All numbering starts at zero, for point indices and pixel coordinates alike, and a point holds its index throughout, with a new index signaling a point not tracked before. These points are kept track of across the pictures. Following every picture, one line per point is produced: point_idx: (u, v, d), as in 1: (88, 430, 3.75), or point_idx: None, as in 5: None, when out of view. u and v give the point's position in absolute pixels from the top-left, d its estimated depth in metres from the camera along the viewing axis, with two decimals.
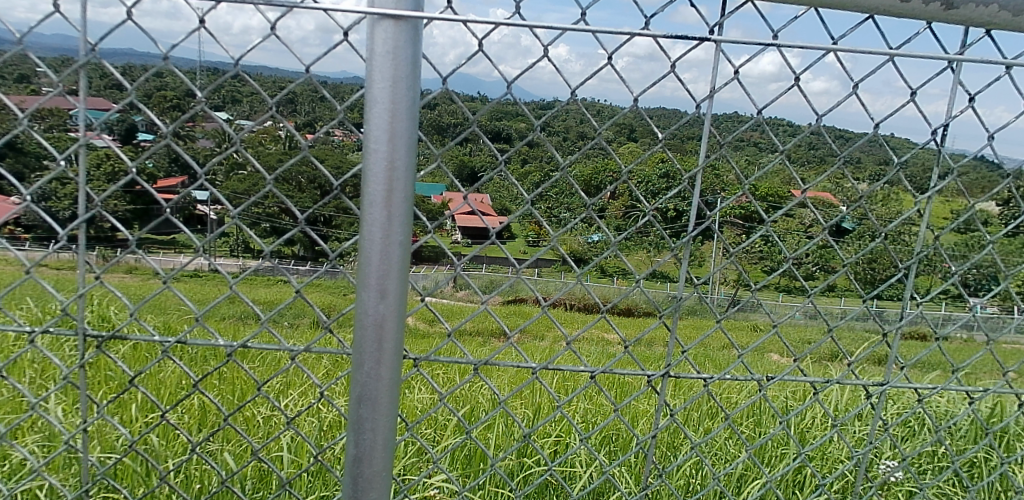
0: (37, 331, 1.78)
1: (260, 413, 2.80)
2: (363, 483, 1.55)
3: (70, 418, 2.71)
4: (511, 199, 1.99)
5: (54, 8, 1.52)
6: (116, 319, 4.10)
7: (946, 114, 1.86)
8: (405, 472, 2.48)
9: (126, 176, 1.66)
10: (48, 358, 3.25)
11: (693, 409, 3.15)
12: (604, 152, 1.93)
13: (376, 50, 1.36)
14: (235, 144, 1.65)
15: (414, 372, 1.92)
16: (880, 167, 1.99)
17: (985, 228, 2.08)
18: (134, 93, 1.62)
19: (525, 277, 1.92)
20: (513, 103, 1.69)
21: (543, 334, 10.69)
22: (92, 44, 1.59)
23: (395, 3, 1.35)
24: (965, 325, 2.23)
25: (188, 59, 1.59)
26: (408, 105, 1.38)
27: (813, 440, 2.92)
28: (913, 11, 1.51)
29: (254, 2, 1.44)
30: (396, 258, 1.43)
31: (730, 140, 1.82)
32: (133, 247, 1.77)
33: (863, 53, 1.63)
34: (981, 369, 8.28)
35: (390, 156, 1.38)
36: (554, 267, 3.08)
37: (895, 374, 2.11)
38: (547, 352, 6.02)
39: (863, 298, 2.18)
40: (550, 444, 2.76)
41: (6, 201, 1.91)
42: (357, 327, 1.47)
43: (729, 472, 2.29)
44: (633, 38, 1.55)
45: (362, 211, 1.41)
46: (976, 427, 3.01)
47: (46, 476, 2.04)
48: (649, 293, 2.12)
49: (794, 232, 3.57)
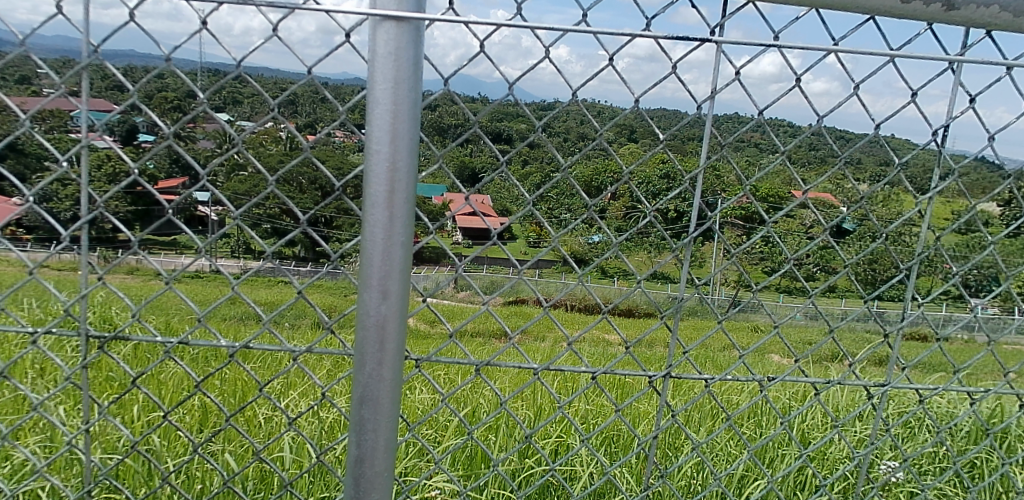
0: (39, 332, 1.77)
1: (261, 414, 2.80)
2: (365, 483, 1.55)
3: (71, 419, 2.71)
4: (512, 200, 1.99)
5: (57, 10, 1.52)
6: (117, 321, 4.10)
7: (947, 114, 1.86)
8: (407, 473, 2.48)
9: (128, 178, 1.67)
10: (50, 359, 3.26)
11: (694, 410, 3.15)
12: (606, 153, 1.94)
13: (378, 52, 1.36)
14: (236, 145, 1.65)
15: (416, 373, 1.92)
16: (881, 168, 2.00)
17: (985, 229, 2.09)
18: (136, 95, 1.62)
19: (527, 278, 1.92)
20: (514, 104, 1.69)
21: (543, 335, 10.69)
22: (94, 45, 1.60)
23: (397, 5, 1.35)
24: (966, 326, 2.23)
25: (190, 60, 1.59)
26: (410, 106, 1.38)
27: (814, 441, 2.92)
28: (914, 12, 1.52)
29: (256, 3, 1.44)
30: (398, 259, 1.43)
31: (731, 141, 1.82)
32: (134, 248, 1.78)
33: (864, 54, 1.64)
34: (982, 370, 8.28)
35: (392, 157, 1.39)
36: (555, 268, 3.08)
37: (897, 375, 2.11)
38: (547, 353, 6.02)
39: (864, 298, 2.18)
40: (551, 445, 2.77)
41: (8, 202, 1.92)
42: (359, 328, 1.48)
43: (731, 472, 2.29)
44: (634, 39, 1.55)
45: (365, 212, 1.42)
46: (977, 428, 3.01)
47: (48, 476, 2.04)
48: (650, 294, 2.12)
49: (794, 233, 3.58)
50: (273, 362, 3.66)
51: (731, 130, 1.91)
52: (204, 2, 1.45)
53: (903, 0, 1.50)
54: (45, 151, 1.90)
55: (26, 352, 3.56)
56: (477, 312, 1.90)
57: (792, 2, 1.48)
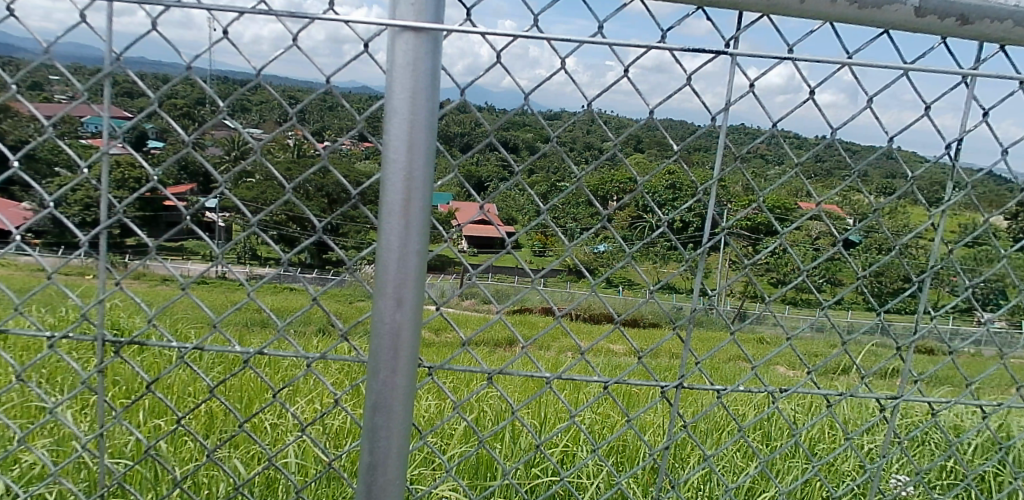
0: (57, 336, 1.75)
1: (268, 420, 2.81)
2: (377, 491, 1.56)
3: (82, 423, 2.72)
4: (521, 210, 2.01)
5: (81, 19, 1.54)
6: (129, 325, 4.13)
7: (960, 128, 1.86)
8: (414, 481, 2.50)
9: (149, 183, 1.70)
10: (61, 364, 3.28)
11: (703, 422, 3.15)
12: (614, 163, 1.94)
13: (396, 63, 1.38)
14: (253, 153, 1.67)
15: (428, 381, 1.91)
16: (888, 181, 2.00)
17: (998, 243, 2.09)
18: (156, 102, 1.65)
19: (539, 286, 1.91)
20: (528, 114, 1.71)
21: (548, 345, 10.66)
22: (117, 54, 1.62)
23: (415, 16, 1.37)
24: (976, 340, 2.24)
25: (208, 69, 1.62)
26: (428, 116, 1.40)
27: (823, 453, 2.92)
28: (928, 26, 1.53)
29: (277, 14, 1.46)
30: (412, 268, 1.45)
31: (744, 153, 1.84)
32: (152, 254, 1.79)
33: (879, 68, 1.65)
34: (993, 384, 8.24)
35: (408, 167, 1.40)
36: (563, 278, 3.10)
37: (910, 388, 2.09)
38: (556, 362, 6.04)
39: (875, 311, 2.17)
40: (560, 454, 2.78)
41: (16, 207, 1.95)
42: (373, 336, 1.49)
43: (740, 484, 2.27)
44: (649, 50, 1.57)
45: (381, 221, 1.43)
46: (987, 442, 2.99)
47: (60, 480, 2.04)
48: (661, 304, 2.12)
49: (801, 246, 3.57)
50: (281, 368, 3.68)
51: (741, 142, 1.91)
52: (225, 11, 1.47)
53: (919, 14, 1.51)
54: (56, 157, 1.91)
55: (38, 356, 3.58)
56: (490, 320, 1.91)
57: (806, 14, 1.50)
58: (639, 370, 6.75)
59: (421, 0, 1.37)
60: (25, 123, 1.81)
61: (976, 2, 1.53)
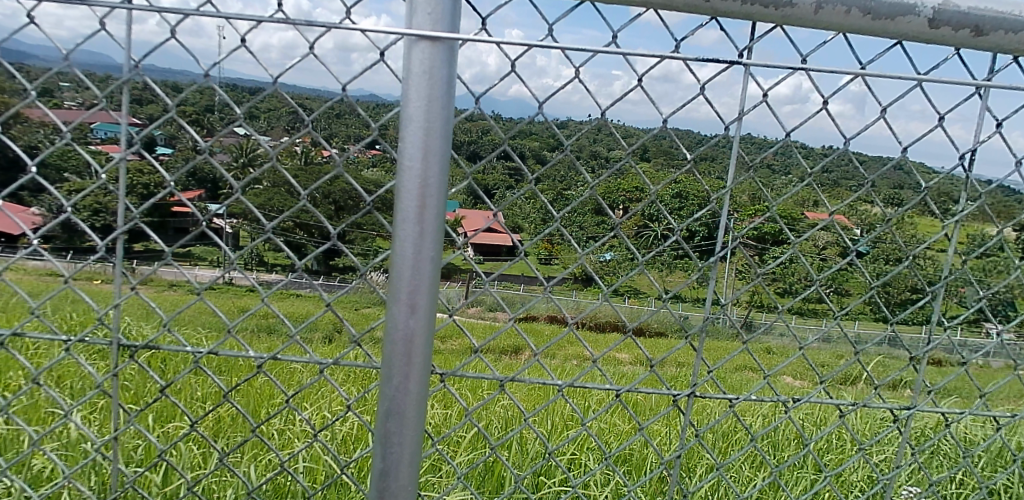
0: (73, 340, 1.75)
1: (276, 426, 2.82)
2: (389, 496, 1.56)
3: (92, 426, 2.73)
4: (530, 217, 2.02)
5: (100, 27, 1.55)
6: (140, 330, 4.15)
7: (973, 139, 1.87)
8: (423, 488, 2.50)
9: (165, 189, 1.72)
10: (74, 367, 3.30)
11: (712, 431, 3.15)
12: (624, 171, 1.94)
13: (413, 70, 1.40)
14: (268, 160, 1.68)
15: (440, 387, 1.91)
16: (897, 191, 2.01)
17: (1010, 254, 2.09)
18: (174, 110, 1.66)
19: (552, 294, 1.92)
20: (542, 122, 1.71)
21: (555, 353, 10.62)
22: (135, 61, 1.64)
23: (431, 25, 1.38)
24: (987, 352, 2.23)
25: (226, 77, 1.63)
26: (443, 123, 1.41)
27: (832, 464, 2.91)
28: (943, 37, 1.54)
29: (295, 22, 1.48)
30: (427, 274, 1.46)
31: (757, 163, 1.85)
32: (167, 259, 1.79)
33: (892, 79, 1.65)
34: (1002, 397, 8.20)
35: (423, 174, 1.41)
36: (570, 287, 3.10)
37: (922, 400, 2.08)
38: (563, 370, 6.02)
39: (887, 321, 2.16)
40: (570, 462, 2.79)
41: (25, 212, 1.95)
42: (386, 341, 1.50)
43: (751, 494, 2.25)
44: (664, 60, 1.58)
45: (395, 227, 1.44)
46: (1000, 455, 2.98)
47: (73, 483, 2.04)
48: (672, 313, 2.12)
49: (809, 255, 3.55)
50: (289, 375, 3.69)
51: (750, 151, 1.92)
52: (244, 20, 1.48)
53: (932, 25, 1.51)
54: (66, 163, 1.94)
55: (49, 361, 3.59)
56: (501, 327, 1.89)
57: (819, 25, 1.51)
58: (644, 378, 6.75)
59: (438, 10, 1.38)
60: (35, 129, 1.84)
61: (990, 14, 1.54)
